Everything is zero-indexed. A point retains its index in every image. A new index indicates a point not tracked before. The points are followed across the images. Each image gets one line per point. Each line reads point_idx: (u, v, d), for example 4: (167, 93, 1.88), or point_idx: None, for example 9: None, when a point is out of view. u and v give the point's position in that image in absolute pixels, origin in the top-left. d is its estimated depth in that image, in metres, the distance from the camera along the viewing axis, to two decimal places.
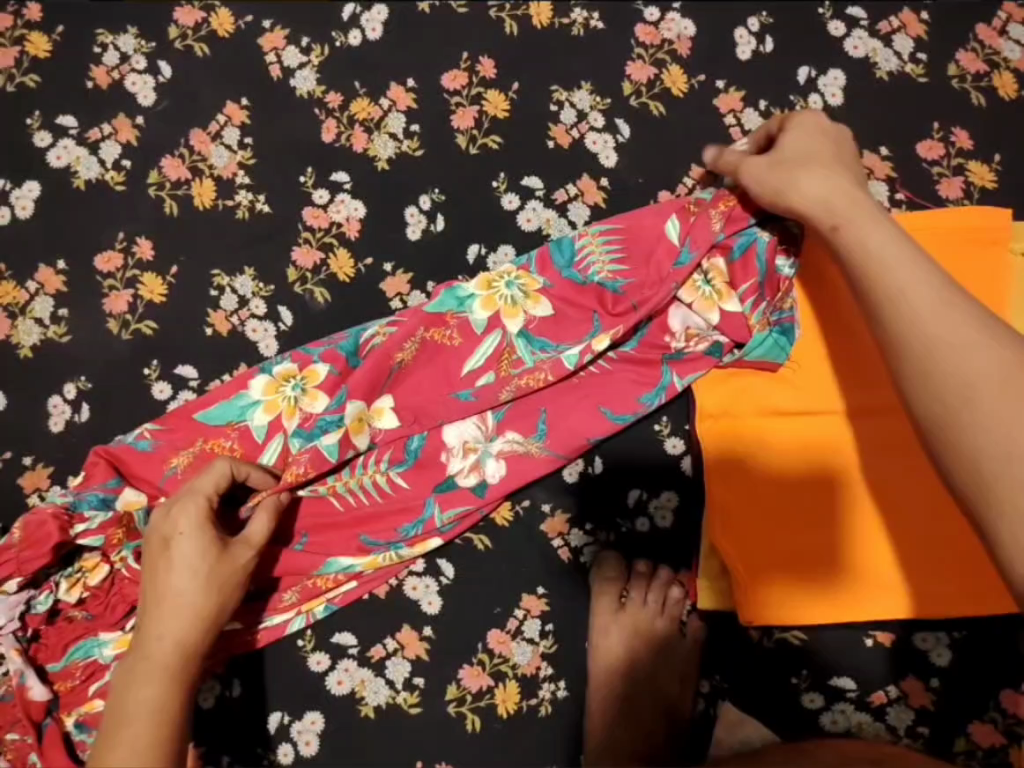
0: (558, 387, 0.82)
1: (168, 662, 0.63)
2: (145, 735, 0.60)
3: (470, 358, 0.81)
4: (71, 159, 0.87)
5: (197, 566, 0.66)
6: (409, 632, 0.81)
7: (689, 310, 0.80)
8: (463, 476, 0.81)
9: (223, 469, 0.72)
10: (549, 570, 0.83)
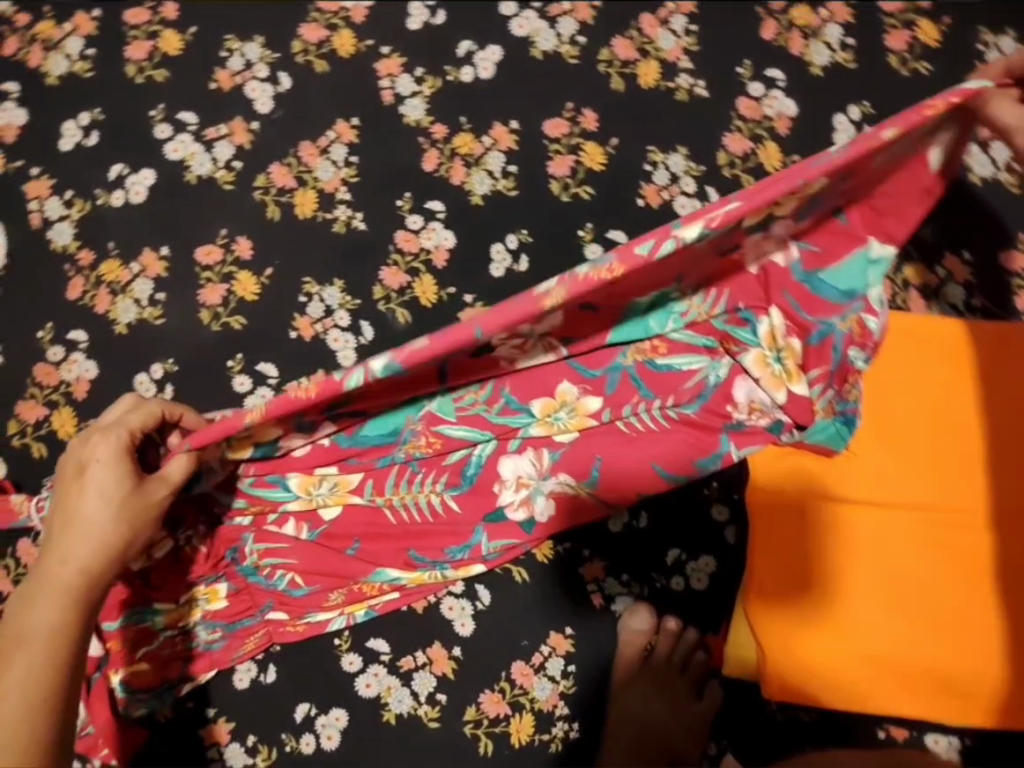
0: (615, 438, 0.85)
1: (65, 589, 0.63)
2: (42, 656, 0.61)
3: (537, 397, 0.84)
4: (187, 152, 0.92)
5: (110, 497, 0.65)
6: (439, 649, 0.85)
7: (755, 384, 0.84)
8: (513, 509, 0.85)
9: (152, 408, 0.70)
10: (578, 612, 0.87)
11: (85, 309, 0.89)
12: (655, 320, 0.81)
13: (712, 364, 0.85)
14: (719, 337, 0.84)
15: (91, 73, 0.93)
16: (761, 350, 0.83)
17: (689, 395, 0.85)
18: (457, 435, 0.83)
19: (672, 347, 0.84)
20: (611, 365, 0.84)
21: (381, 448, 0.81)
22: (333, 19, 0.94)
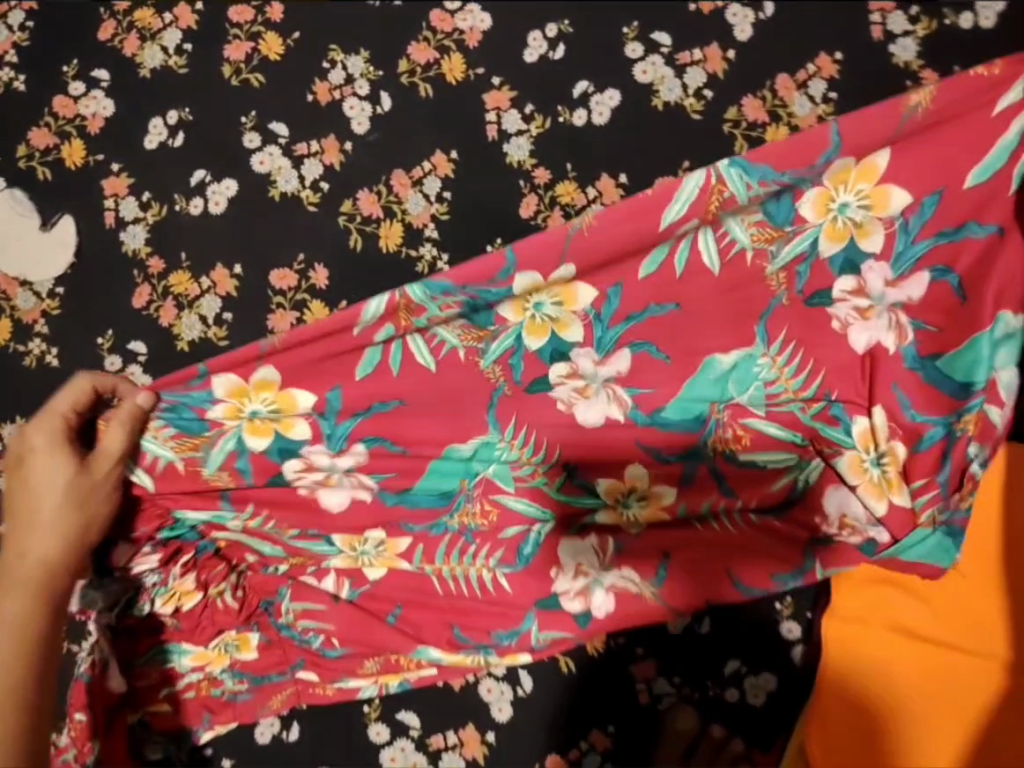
0: (685, 535, 0.77)
1: (23, 577, 0.63)
2: (8, 644, 0.60)
3: (603, 476, 0.78)
4: (273, 166, 0.87)
5: (58, 481, 0.67)
6: (472, 732, 0.80)
7: (849, 494, 0.75)
8: (567, 598, 0.76)
9: (82, 387, 0.71)
10: (624, 712, 0.81)
11: (149, 320, 0.85)
12: (735, 379, 0.77)
13: (799, 462, 0.76)
14: (809, 436, 0.77)
15: (185, 69, 0.88)
16: (858, 453, 0.75)
17: (773, 497, 0.76)
18: (517, 508, 0.78)
19: (758, 441, 0.77)
20: (689, 455, 0.78)
21: (435, 513, 0.78)
22: (445, 41, 0.87)
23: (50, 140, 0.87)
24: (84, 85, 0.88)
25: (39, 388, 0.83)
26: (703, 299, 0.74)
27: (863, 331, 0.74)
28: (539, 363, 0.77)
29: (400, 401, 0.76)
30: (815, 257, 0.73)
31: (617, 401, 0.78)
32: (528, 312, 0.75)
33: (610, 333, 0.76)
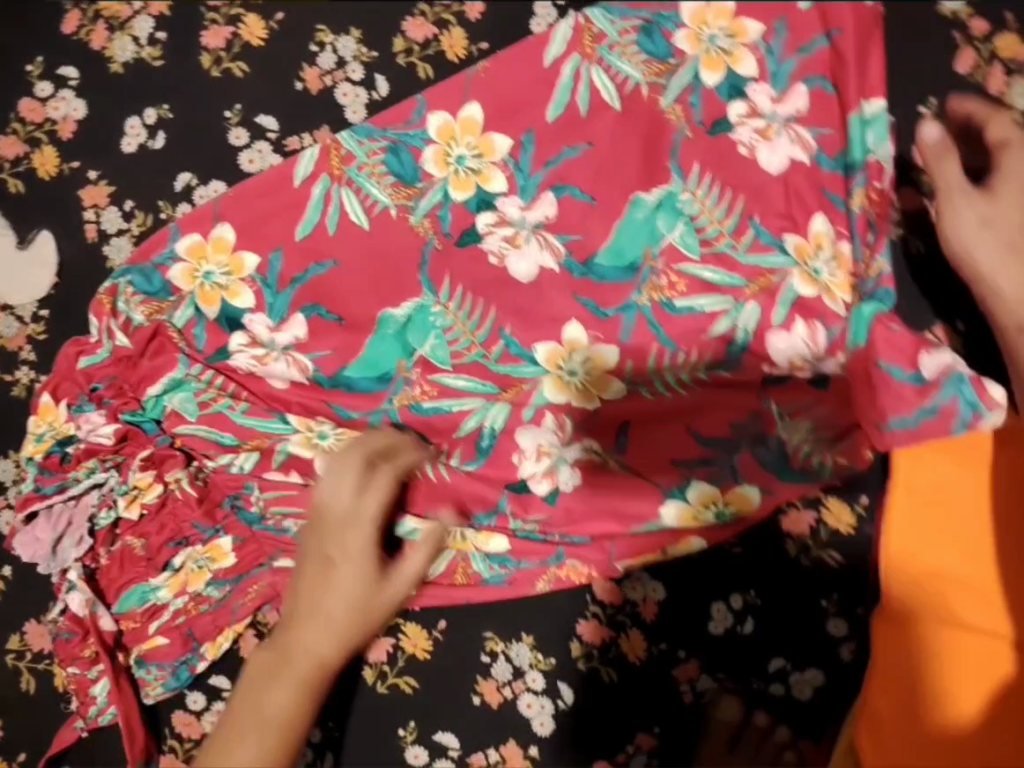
0: (644, 403, 0.76)
1: (319, 644, 0.68)
2: (270, 739, 0.65)
3: (543, 341, 0.78)
4: (264, 163, 0.80)
5: (354, 592, 0.69)
6: (514, 747, 0.77)
7: (793, 338, 0.75)
8: (535, 481, 0.76)
9: (387, 478, 0.72)
10: (668, 713, 0.79)
11: None
12: (663, 217, 0.78)
13: (735, 307, 0.76)
14: (750, 276, 0.77)
15: (161, 61, 0.81)
16: (800, 283, 0.76)
17: (718, 343, 0.76)
18: (457, 387, 0.78)
19: (694, 287, 0.77)
20: (625, 306, 0.78)
21: (375, 397, 0.78)
22: (443, 14, 0.80)
23: (20, 148, 0.81)
24: (52, 86, 0.81)
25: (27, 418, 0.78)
26: (614, 136, 0.78)
27: (771, 149, 0.77)
28: (468, 214, 0.79)
29: (335, 262, 0.79)
30: (702, 87, 0.78)
31: (549, 249, 0.79)
32: (448, 149, 0.78)
33: (533, 179, 0.79)
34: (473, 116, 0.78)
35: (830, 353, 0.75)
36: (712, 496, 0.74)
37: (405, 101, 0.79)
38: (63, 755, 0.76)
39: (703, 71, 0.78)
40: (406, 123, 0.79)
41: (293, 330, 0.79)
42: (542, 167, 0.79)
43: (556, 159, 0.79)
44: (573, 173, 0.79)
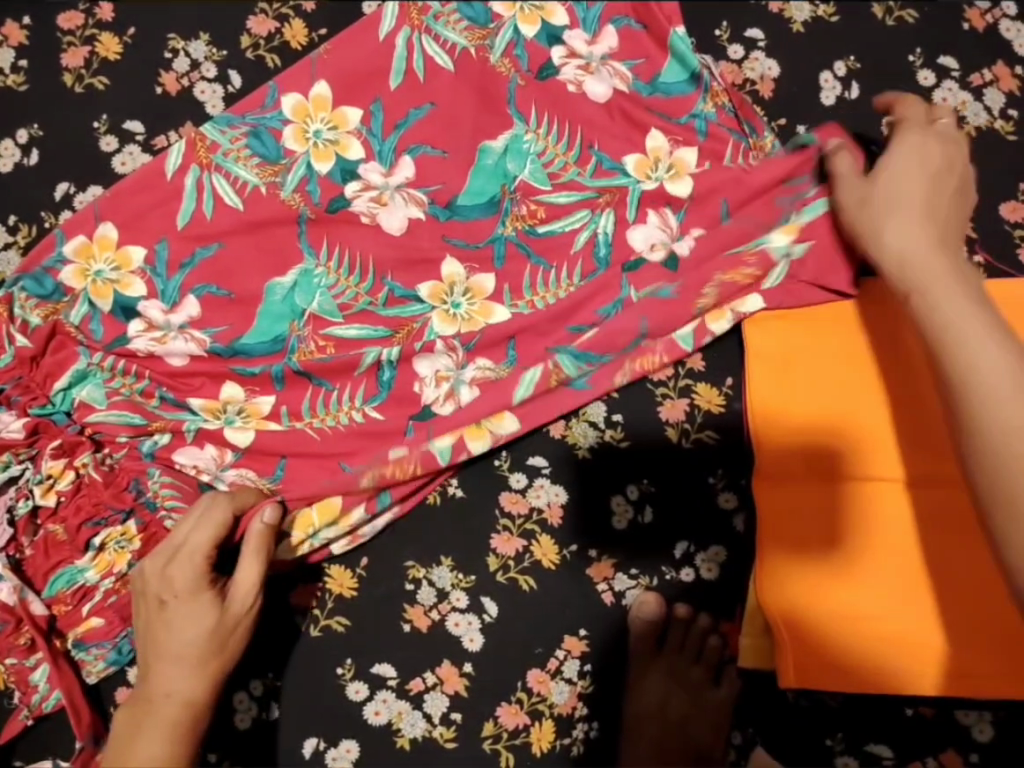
0: (524, 318, 0.83)
1: (179, 693, 0.69)
2: None
3: (424, 282, 0.85)
4: (136, 164, 0.86)
5: (201, 624, 0.71)
6: (449, 667, 0.81)
7: (649, 228, 0.84)
8: (438, 404, 0.83)
9: (222, 518, 0.74)
10: (591, 613, 0.83)
11: None
12: (511, 160, 0.86)
13: (593, 217, 0.85)
14: (600, 188, 0.85)
15: (25, 86, 0.87)
16: (644, 182, 0.85)
17: (585, 253, 0.85)
18: (350, 337, 0.83)
19: (551, 212, 0.85)
20: (492, 238, 0.85)
21: (274, 357, 0.83)
22: (282, 9, 0.89)
23: None
24: None
25: None
26: (453, 92, 0.86)
27: (596, 81, 0.87)
28: (334, 184, 0.85)
29: (220, 243, 0.84)
30: (524, 39, 0.88)
31: (414, 203, 0.85)
32: (305, 127, 0.85)
33: (387, 144, 0.86)
34: (325, 98, 0.85)
35: (683, 233, 0.85)
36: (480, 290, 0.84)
37: (259, 89, 0.87)
38: (14, 749, 0.79)
39: (521, 27, 0.88)
40: (260, 110, 0.85)
41: (186, 311, 0.84)
42: (394, 132, 0.86)
43: (406, 123, 0.86)
44: (422, 132, 0.86)
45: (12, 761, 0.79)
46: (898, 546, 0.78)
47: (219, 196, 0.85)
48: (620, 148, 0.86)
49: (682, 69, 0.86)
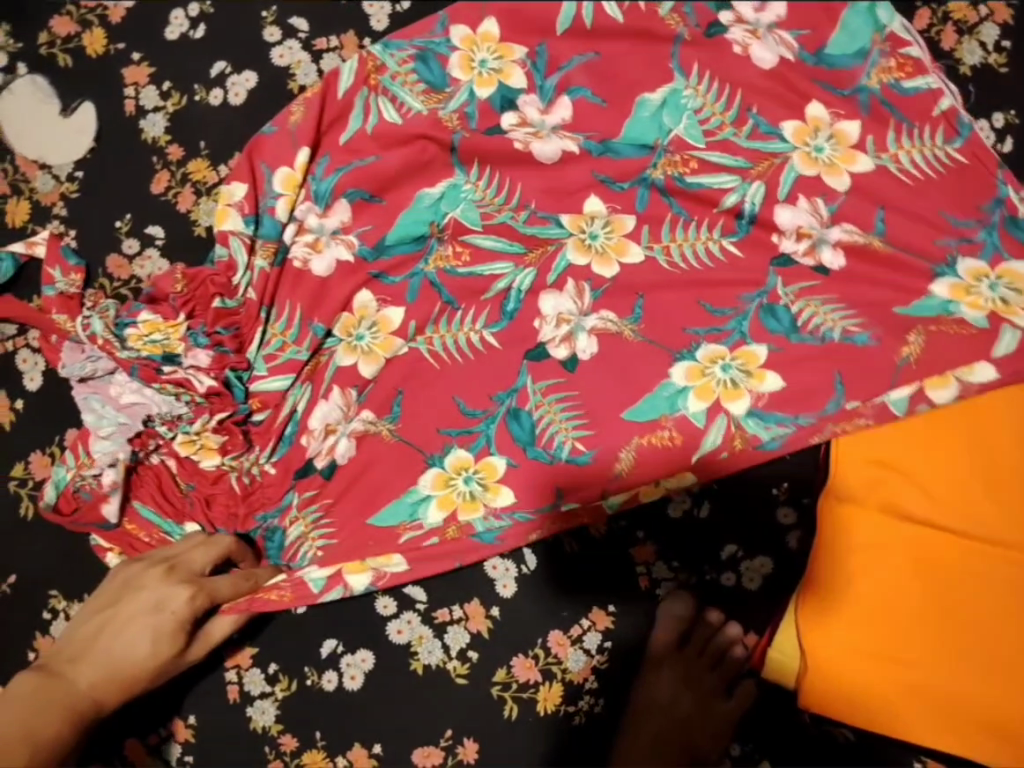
0: (661, 269, 0.85)
1: (154, 659, 0.69)
2: (92, 677, 0.67)
3: (566, 210, 0.86)
4: (293, 59, 0.90)
5: (179, 594, 0.71)
6: (477, 606, 0.83)
7: (798, 209, 0.85)
8: (554, 346, 0.84)
9: (221, 549, 0.77)
10: (624, 592, 0.84)
11: (168, 204, 0.88)
12: (668, 113, 0.87)
13: (743, 184, 0.86)
14: (752, 158, 0.86)
15: None
16: (801, 150, 0.86)
17: (728, 214, 0.86)
18: (486, 247, 0.86)
19: (702, 168, 0.86)
20: (629, 145, 0.87)
21: (394, 132, 0.86)
22: None
23: (72, 29, 0.91)
24: None
25: (55, 268, 0.84)
26: (615, 59, 0.88)
27: (763, 48, 0.88)
28: (492, 113, 0.88)
29: (377, 158, 0.86)
30: (692, 4, 0.89)
31: (570, 137, 0.87)
32: (581, 233, 0.85)
33: (548, 82, 0.88)
34: (596, 200, 0.86)
35: (834, 222, 0.84)
36: (584, 219, 0.86)
37: (428, 17, 0.90)
38: (54, 578, 0.82)
39: (789, 135, 0.86)
40: (430, 39, 0.89)
41: (336, 217, 0.86)
42: (557, 72, 0.88)
43: (569, 64, 0.88)
44: (672, 191, 0.86)
45: (49, 591, 0.82)
46: (929, 597, 0.78)
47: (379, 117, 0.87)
48: (894, 297, 0.81)
49: (883, 84, 0.87)
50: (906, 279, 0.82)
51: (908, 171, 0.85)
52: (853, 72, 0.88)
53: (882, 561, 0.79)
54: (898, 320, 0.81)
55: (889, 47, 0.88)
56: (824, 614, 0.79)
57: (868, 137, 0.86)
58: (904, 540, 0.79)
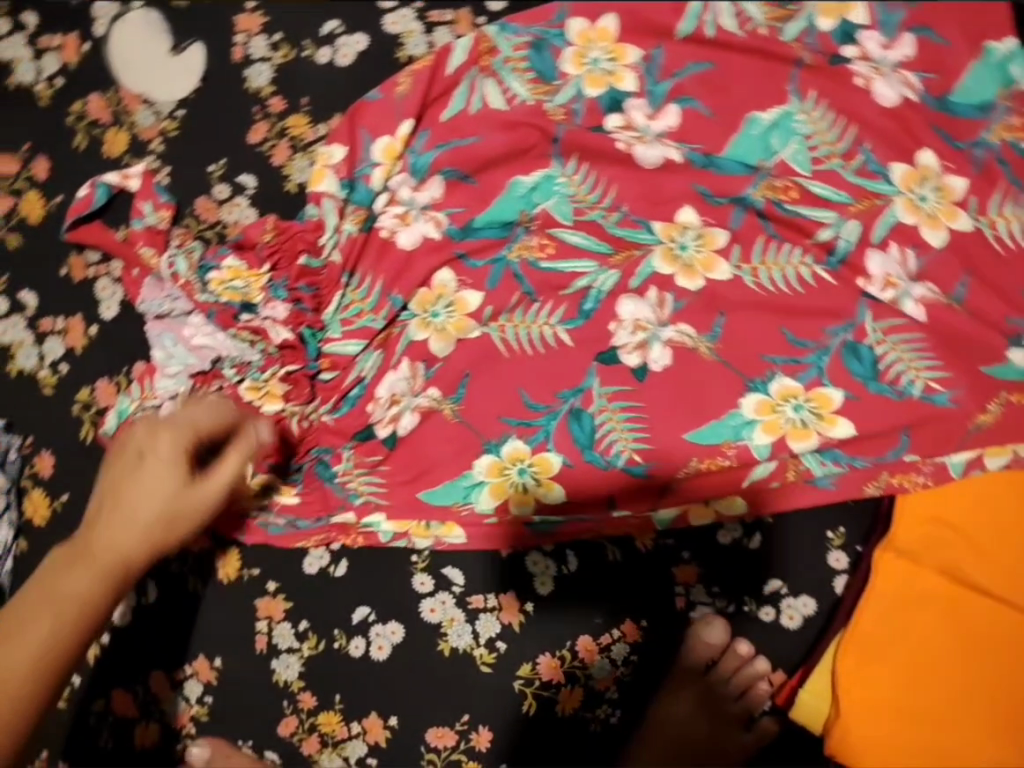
0: (747, 289, 0.83)
1: (175, 505, 0.63)
2: (108, 540, 0.62)
3: (660, 218, 0.84)
4: (406, 27, 0.89)
5: (177, 476, 0.63)
6: (512, 598, 0.82)
7: (886, 258, 0.82)
8: (627, 352, 0.83)
9: (223, 412, 0.67)
10: (660, 608, 0.84)
11: (263, 156, 0.87)
12: (777, 135, 0.85)
13: (839, 221, 0.84)
14: (856, 195, 0.84)
15: None
16: (906, 196, 0.83)
17: (819, 248, 0.83)
18: (573, 243, 0.85)
19: (804, 197, 0.84)
20: (733, 161, 0.85)
21: (499, 119, 0.86)
22: None
23: None
24: None
25: (146, 203, 0.83)
26: (733, 71, 0.86)
27: (885, 84, 0.86)
28: (599, 112, 0.86)
29: (477, 141, 0.86)
30: (818, 31, 0.88)
31: (674, 148, 0.85)
32: (672, 242, 0.84)
33: (660, 87, 0.86)
34: (691, 212, 0.84)
35: (917, 279, 0.81)
36: (676, 229, 0.84)
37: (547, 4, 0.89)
38: None
39: (896, 177, 0.84)
40: (547, 27, 0.88)
41: (429, 193, 0.86)
42: (671, 77, 0.86)
43: (684, 71, 0.86)
44: (770, 215, 0.84)
45: None
46: (982, 668, 0.74)
47: (484, 100, 0.86)
48: (979, 357, 0.79)
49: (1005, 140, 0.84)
50: (1000, 342, 0.79)
51: (1006, 241, 0.81)
52: (974, 123, 0.85)
53: (931, 619, 0.77)
54: (987, 381, 0.78)
55: (1016, 104, 0.85)
56: (861, 662, 0.77)
57: (972, 198, 0.83)
58: (961, 603, 0.77)
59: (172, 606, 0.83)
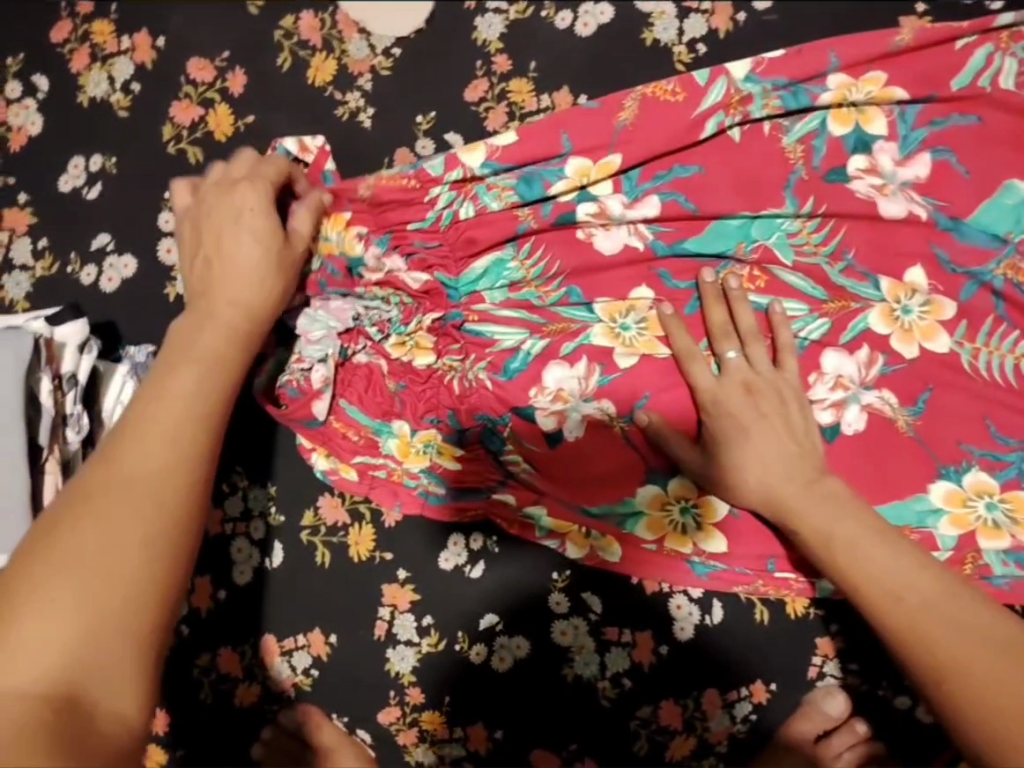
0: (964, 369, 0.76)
1: (274, 256, 0.66)
2: (179, 414, 0.55)
3: (889, 275, 0.77)
4: (657, 7, 0.81)
5: (262, 238, 0.66)
6: (647, 636, 0.79)
7: None
8: (821, 409, 0.76)
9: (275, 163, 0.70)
10: (792, 676, 0.80)
11: (476, 116, 0.80)
12: None
13: None
14: None
15: None
16: None
17: None
18: (788, 282, 0.77)
19: None
20: (979, 229, 0.77)
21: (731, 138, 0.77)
22: None
23: None
24: None
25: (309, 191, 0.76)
26: (1001, 129, 0.77)
27: None
28: (842, 151, 0.78)
29: (700, 168, 0.76)
30: None
31: (919, 205, 0.77)
32: (895, 303, 0.77)
33: (914, 134, 0.78)
34: (922, 273, 0.77)
35: None
36: (902, 290, 0.77)
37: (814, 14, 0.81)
38: (241, 457, 0.82)
39: None
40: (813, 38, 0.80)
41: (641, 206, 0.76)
42: (927, 126, 0.78)
43: (945, 121, 0.78)
44: (1007, 296, 0.76)
45: (234, 468, 0.82)
46: None
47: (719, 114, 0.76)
48: None
49: None
50: None
51: None
52: None
53: None
54: None
55: None
56: None
57: None
58: None
59: (296, 571, 0.81)
